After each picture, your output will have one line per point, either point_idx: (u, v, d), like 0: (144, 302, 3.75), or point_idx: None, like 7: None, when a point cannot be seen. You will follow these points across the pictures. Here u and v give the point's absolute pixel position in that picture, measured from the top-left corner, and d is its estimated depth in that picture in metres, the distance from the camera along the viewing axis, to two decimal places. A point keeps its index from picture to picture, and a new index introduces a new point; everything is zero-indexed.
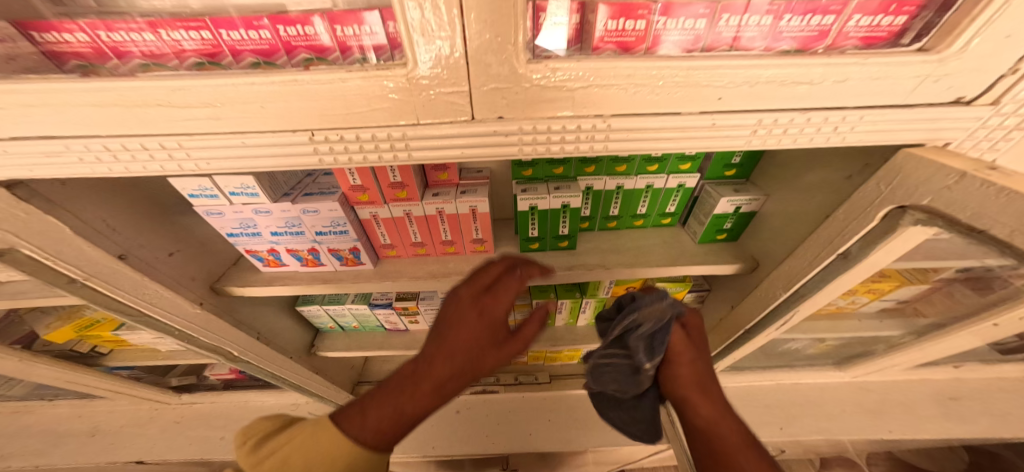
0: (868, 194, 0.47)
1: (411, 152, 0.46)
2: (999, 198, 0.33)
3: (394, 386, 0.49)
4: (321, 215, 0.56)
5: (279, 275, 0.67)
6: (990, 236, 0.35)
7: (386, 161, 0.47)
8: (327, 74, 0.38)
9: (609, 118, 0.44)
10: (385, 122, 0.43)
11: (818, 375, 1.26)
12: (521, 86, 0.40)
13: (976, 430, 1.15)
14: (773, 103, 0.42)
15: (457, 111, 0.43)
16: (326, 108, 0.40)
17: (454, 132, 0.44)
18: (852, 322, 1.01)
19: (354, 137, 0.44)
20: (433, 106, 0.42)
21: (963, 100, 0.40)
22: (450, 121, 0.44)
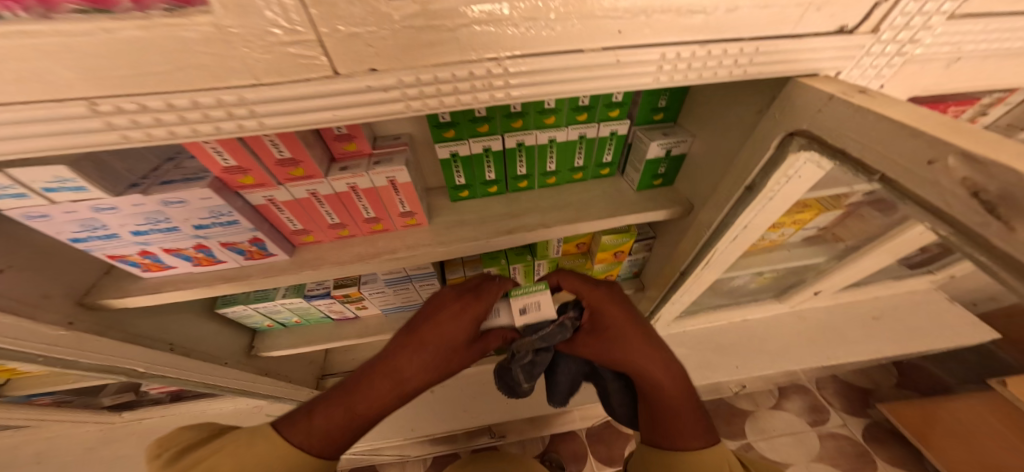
0: (767, 125, 0.51)
1: (263, 121, 0.36)
2: (875, 125, 0.36)
3: (305, 413, 0.51)
4: (192, 206, 0.46)
5: (169, 280, 0.58)
6: (851, 157, 0.40)
7: (228, 133, 0.36)
8: (84, 20, 0.26)
9: (505, 60, 0.38)
10: (193, 85, 0.32)
11: (761, 309, 1.32)
12: (388, 28, 0.32)
13: (888, 344, 1.29)
14: (671, 35, 0.40)
15: (314, 70, 0.34)
16: (113, 71, 0.29)
17: (317, 94, 0.35)
18: (783, 252, 1.09)
19: (160, 106, 0.32)
20: (276, 63, 0.32)
21: (845, 29, 0.44)
22: (303, 80, 0.34)
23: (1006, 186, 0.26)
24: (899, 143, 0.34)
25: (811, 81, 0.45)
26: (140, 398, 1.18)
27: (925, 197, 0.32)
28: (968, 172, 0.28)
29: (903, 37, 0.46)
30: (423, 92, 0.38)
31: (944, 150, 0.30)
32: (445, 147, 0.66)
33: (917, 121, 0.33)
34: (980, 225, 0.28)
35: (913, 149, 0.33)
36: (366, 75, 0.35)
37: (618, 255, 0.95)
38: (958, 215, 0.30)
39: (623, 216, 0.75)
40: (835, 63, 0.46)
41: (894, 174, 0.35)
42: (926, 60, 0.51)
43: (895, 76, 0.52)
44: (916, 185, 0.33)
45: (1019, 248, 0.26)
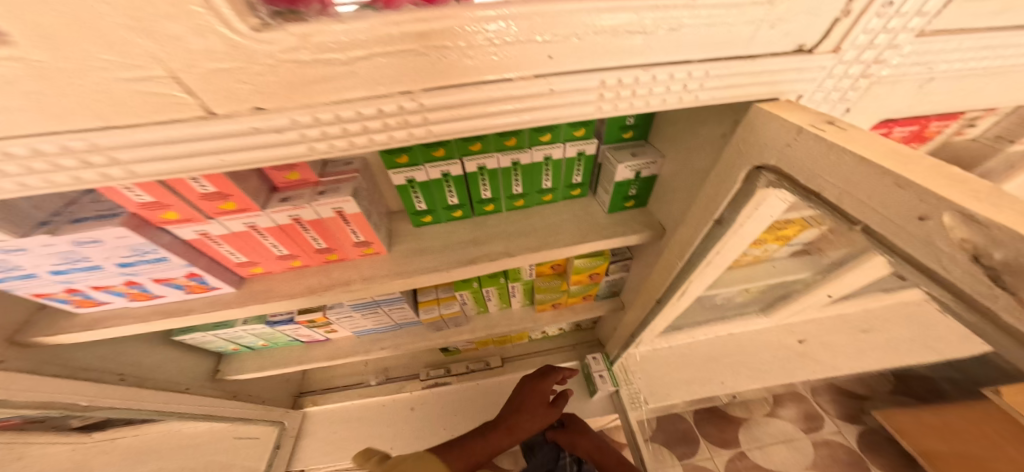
0: (736, 154, 0.48)
1: (135, 168, 0.33)
2: (853, 167, 0.32)
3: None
4: (111, 246, 0.43)
5: (107, 316, 0.55)
6: (826, 201, 0.36)
7: (119, 180, 0.33)
8: None
9: (420, 95, 0.34)
10: (88, 126, 0.29)
11: (743, 321, 1.30)
12: (264, 64, 0.28)
13: (880, 358, 1.28)
14: (609, 61, 0.37)
15: (183, 109, 0.29)
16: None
17: (195, 134, 0.31)
18: (766, 267, 1.11)
19: (23, 151, 0.29)
20: (145, 102, 0.28)
21: (804, 48, 0.41)
22: (173, 121, 0.30)
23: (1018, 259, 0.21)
24: (886, 190, 0.29)
25: (776, 109, 0.42)
26: None
27: (921, 254, 0.27)
28: (962, 234, 0.24)
29: (869, 57, 0.43)
30: (326, 132, 0.34)
31: (936, 206, 0.25)
32: (401, 174, 0.62)
33: (901, 164, 0.28)
34: (985, 294, 0.24)
35: (901, 201, 0.28)
36: (251, 115, 0.31)
37: (593, 277, 0.93)
38: (954, 280, 0.25)
39: (592, 242, 0.72)
40: (804, 84, 0.44)
41: (878, 225, 0.30)
42: (896, 79, 0.47)
43: (878, 97, 0.50)
44: (895, 238, 0.29)
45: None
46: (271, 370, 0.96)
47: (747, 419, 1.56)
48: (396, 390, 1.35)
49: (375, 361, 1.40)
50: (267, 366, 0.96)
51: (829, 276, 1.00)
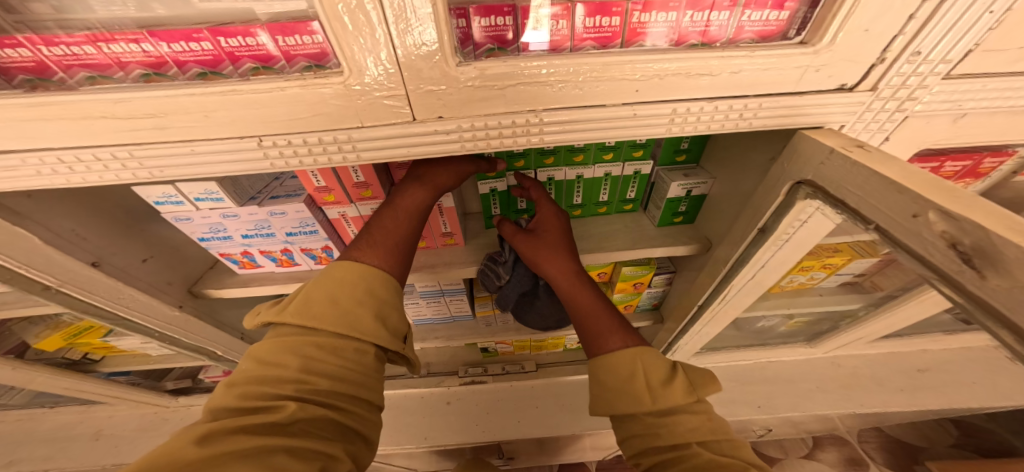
0: (779, 172, 0.57)
1: (360, 153, 0.47)
2: (866, 179, 0.41)
3: (358, 241, 0.59)
4: (289, 217, 0.58)
5: (255, 277, 0.70)
6: (848, 208, 0.45)
7: (336, 163, 0.47)
8: (265, 83, 0.38)
9: (541, 112, 0.48)
10: (328, 126, 0.44)
11: (789, 351, 1.32)
12: (454, 87, 0.43)
13: (937, 398, 1.24)
14: (683, 94, 0.49)
15: (400, 116, 0.45)
16: (269, 116, 0.41)
17: (397, 133, 0.46)
18: (811, 297, 1.13)
19: (301, 142, 0.44)
20: (374, 110, 0.43)
21: (846, 86, 0.50)
22: (389, 124, 0.45)
23: (977, 241, 0.29)
24: (888, 196, 0.38)
25: (817, 134, 0.51)
26: (194, 385, 1.34)
27: (914, 245, 0.36)
28: (940, 226, 0.33)
29: (902, 94, 0.51)
30: (473, 136, 0.49)
31: (924, 206, 0.34)
32: (486, 185, 0.76)
33: (906, 178, 0.38)
34: (958, 272, 0.32)
35: (900, 204, 0.37)
36: (435, 122, 0.46)
37: (637, 285, 1.00)
38: (938, 263, 0.34)
39: (642, 249, 0.81)
40: (844, 115, 0.53)
41: (886, 224, 0.39)
42: (930, 115, 0.55)
43: (913, 129, 0.58)
44: (904, 235, 0.37)
45: (984, 293, 0.30)
46: None
47: (782, 459, 1.53)
48: (436, 383, 1.44)
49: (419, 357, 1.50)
50: None
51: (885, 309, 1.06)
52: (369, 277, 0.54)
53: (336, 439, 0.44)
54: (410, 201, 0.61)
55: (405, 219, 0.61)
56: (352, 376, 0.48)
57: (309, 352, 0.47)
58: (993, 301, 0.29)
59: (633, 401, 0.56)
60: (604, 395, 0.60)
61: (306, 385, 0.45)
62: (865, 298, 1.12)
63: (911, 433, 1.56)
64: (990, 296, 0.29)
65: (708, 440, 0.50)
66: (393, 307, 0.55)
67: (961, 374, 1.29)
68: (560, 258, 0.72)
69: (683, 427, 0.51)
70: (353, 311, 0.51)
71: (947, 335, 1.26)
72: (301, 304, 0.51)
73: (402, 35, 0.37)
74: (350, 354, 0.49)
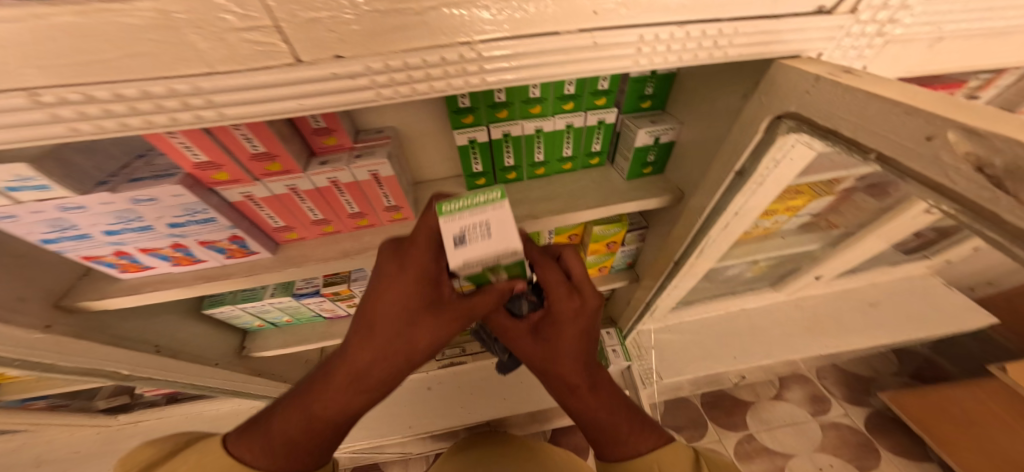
0: (754, 108, 0.49)
1: (223, 111, 0.35)
2: (862, 106, 0.34)
3: (253, 429, 0.43)
4: (164, 204, 0.45)
5: (152, 280, 0.58)
6: (842, 138, 0.38)
7: (192, 125, 0.35)
8: (17, 4, 0.25)
9: (478, 44, 0.37)
10: (155, 73, 0.31)
11: (756, 297, 1.35)
12: (343, 11, 0.31)
13: (886, 329, 1.32)
14: (647, 16, 0.39)
15: (276, 57, 0.32)
16: (42, 57, 0.28)
17: (275, 82, 0.33)
18: (778, 240, 1.12)
19: (112, 97, 0.31)
20: (230, 50, 0.31)
21: (824, 10, 0.42)
22: (264, 68, 0.33)
23: (1011, 159, 0.23)
24: (892, 121, 0.32)
25: (797, 61, 0.43)
26: (136, 400, 1.21)
27: (926, 174, 0.30)
28: (962, 147, 0.26)
29: (883, 17, 0.44)
30: (393, 80, 0.37)
31: (942, 125, 0.27)
32: (465, 135, 0.65)
33: (911, 96, 0.31)
34: (986, 200, 0.25)
35: (908, 126, 0.30)
36: (330, 62, 0.34)
37: (610, 246, 0.94)
38: (960, 191, 0.27)
39: (615, 205, 0.74)
40: (823, 42, 0.44)
41: (890, 151, 0.32)
42: (908, 40, 0.49)
43: (895, 55, 0.51)
44: (910, 161, 0.31)
45: (1015, 221, 0.24)
46: (294, 345, 0.98)
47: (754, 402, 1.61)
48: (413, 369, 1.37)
49: None
50: (290, 342, 0.98)
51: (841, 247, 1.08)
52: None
53: None
54: (370, 367, 0.44)
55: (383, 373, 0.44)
56: None
57: None
58: None
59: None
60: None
61: None
62: (825, 239, 1.13)
63: (864, 364, 1.67)
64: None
65: None
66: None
67: (908, 304, 1.36)
68: (565, 358, 0.51)
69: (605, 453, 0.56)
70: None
71: (894, 267, 1.33)
72: None
73: None
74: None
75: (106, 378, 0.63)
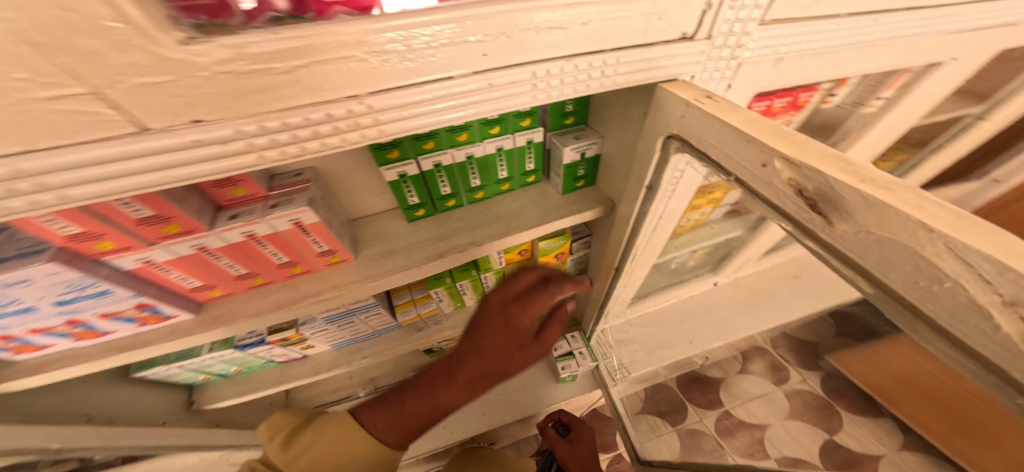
0: (650, 127, 0.52)
1: (64, 191, 0.30)
2: (721, 132, 0.37)
3: None
4: (43, 284, 0.41)
5: (55, 359, 0.54)
6: (712, 159, 0.40)
7: (38, 209, 0.30)
8: None
9: (365, 97, 0.36)
10: None
11: (701, 283, 1.38)
12: (200, 77, 0.29)
13: None
14: (533, 55, 0.40)
15: (108, 127, 0.29)
16: None
17: (134, 152, 0.30)
18: (707, 230, 1.15)
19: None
20: (61, 124, 0.27)
21: (686, 36, 0.43)
22: (100, 140, 0.29)
23: (820, 187, 0.28)
24: (736, 145, 0.36)
25: (676, 85, 0.45)
26: None
27: (762, 192, 0.35)
28: (788, 174, 0.31)
29: (732, 43, 0.45)
30: (275, 139, 0.35)
31: (774, 154, 0.32)
32: (393, 170, 0.64)
33: (752, 126, 0.35)
34: (807, 220, 0.31)
35: (748, 153, 0.34)
36: (189, 127, 0.31)
37: (559, 257, 0.96)
38: (788, 210, 0.33)
39: (553, 221, 0.76)
40: (692, 66, 0.45)
41: (741, 175, 0.36)
42: (757, 61, 0.49)
43: (749, 76, 0.51)
44: (755, 185, 0.35)
45: (835, 240, 0.29)
46: (249, 394, 0.94)
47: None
48: None
49: (361, 373, 1.37)
50: (245, 390, 0.95)
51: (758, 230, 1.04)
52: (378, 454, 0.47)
53: None
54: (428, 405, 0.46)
55: (409, 430, 0.47)
56: None
57: None
58: (846, 245, 0.28)
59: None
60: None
61: None
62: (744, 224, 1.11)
63: None
64: (839, 239, 0.29)
65: None
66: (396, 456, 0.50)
67: None
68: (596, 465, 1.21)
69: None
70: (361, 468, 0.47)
71: None
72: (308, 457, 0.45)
73: None
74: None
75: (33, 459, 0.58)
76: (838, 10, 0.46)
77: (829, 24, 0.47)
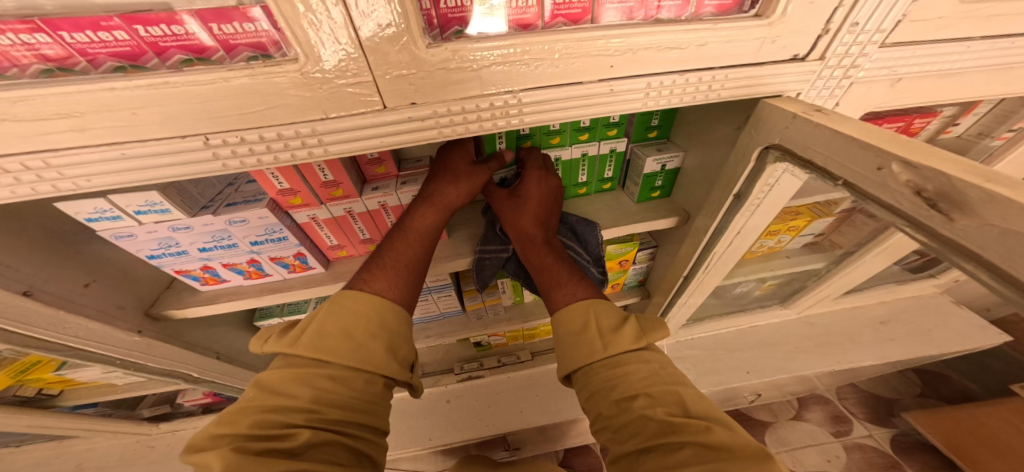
0: (746, 140, 0.55)
1: (327, 147, 0.43)
2: (829, 140, 0.40)
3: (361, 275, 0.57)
4: (251, 225, 0.54)
5: (222, 292, 0.66)
6: (818, 167, 0.42)
7: (301, 159, 0.43)
8: (201, 74, 0.34)
9: (519, 93, 0.46)
10: (288, 119, 0.40)
11: (767, 315, 1.22)
12: (426, 71, 0.41)
13: (906, 348, 1.17)
14: (655, 69, 0.48)
15: (369, 104, 0.42)
16: (214, 109, 0.37)
17: (367, 124, 0.43)
18: (782, 260, 1.05)
19: (255, 138, 0.40)
20: (340, 100, 0.40)
21: (798, 57, 0.48)
22: (358, 114, 0.42)
23: (941, 187, 0.29)
24: (843, 153, 0.38)
25: (780, 102, 0.49)
26: (174, 410, 1.25)
27: (882, 198, 0.35)
28: (905, 176, 0.32)
29: (847, 63, 0.49)
30: (452, 120, 0.46)
31: (889, 157, 0.33)
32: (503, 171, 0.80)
33: (867, 134, 0.36)
34: (925, 217, 0.31)
35: (861, 160, 0.36)
36: (408, 108, 0.43)
37: (623, 263, 1.00)
38: (905, 211, 0.33)
39: (626, 224, 0.82)
40: (798, 84, 0.50)
41: (852, 179, 0.38)
42: (870, 82, 0.53)
43: (861, 95, 0.55)
44: (870, 189, 0.36)
45: (956, 236, 0.29)
46: None
47: (774, 422, 1.58)
48: (433, 382, 1.41)
49: None
50: None
51: (842, 265, 1.00)
52: (381, 309, 0.53)
53: (352, 465, 0.42)
54: (422, 224, 0.61)
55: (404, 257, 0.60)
56: (363, 405, 0.47)
57: (319, 382, 0.46)
58: (967, 243, 0.29)
59: (586, 352, 0.57)
60: (565, 346, 0.60)
61: (319, 415, 0.43)
62: (828, 257, 1.05)
63: (883, 385, 1.65)
64: (961, 238, 0.29)
65: (665, 387, 0.49)
66: (403, 339, 0.54)
67: None
68: None
69: (635, 377, 0.52)
70: (366, 344, 0.49)
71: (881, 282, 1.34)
72: (309, 335, 0.49)
73: (361, 15, 0.34)
74: (360, 385, 0.48)
75: (179, 379, 0.71)
76: (972, 33, 0.48)
77: (957, 45, 0.48)
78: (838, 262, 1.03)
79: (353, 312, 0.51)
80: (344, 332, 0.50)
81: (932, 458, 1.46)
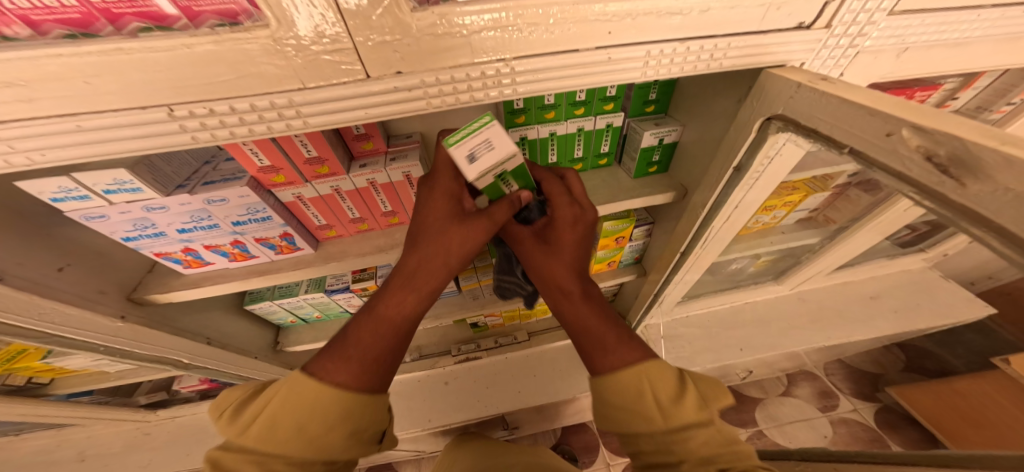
0: (748, 111, 0.53)
1: (306, 119, 0.41)
2: (836, 108, 0.38)
3: (333, 349, 0.46)
4: (231, 204, 0.51)
5: (207, 276, 0.64)
6: (824, 137, 0.41)
7: (280, 131, 0.41)
8: (161, 41, 0.31)
9: (512, 61, 0.44)
10: (262, 90, 0.37)
11: (760, 292, 1.23)
12: (411, 36, 0.38)
13: (894, 324, 1.19)
14: (653, 36, 0.45)
15: (350, 73, 0.39)
16: (178, 78, 0.34)
17: (349, 94, 0.40)
18: (777, 237, 1.05)
19: (226, 109, 0.37)
20: (318, 69, 0.37)
21: (803, 25, 0.46)
22: (339, 83, 0.39)
23: (954, 150, 0.28)
24: (851, 120, 0.37)
25: (784, 71, 0.47)
26: (171, 397, 1.23)
27: (890, 165, 0.34)
28: (915, 140, 0.31)
29: (854, 31, 0.47)
30: (441, 90, 0.44)
31: (899, 123, 0.32)
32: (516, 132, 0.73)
33: (877, 101, 0.35)
34: (935, 184, 0.30)
35: (870, 126, 0.35)
36: (393, 77, 0.40)
37: (618, 240, 1.00)
38: (914, 177, 0.32)
39: (623, 200, 0.80)
40: (803, 53, 0.48)
41: (859, 146, 0.36)
42: (877, 51, 0.51)
43: (865, 66, 0.53)
44: (878, 156, 0.35)
45: (967, 201, 0.28)
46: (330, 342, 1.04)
47: (763, 398, 1.63)
48: (430, 364, 1.42)
49: None
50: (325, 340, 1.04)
51: (835, 241, 1.00)
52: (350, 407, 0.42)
53: None
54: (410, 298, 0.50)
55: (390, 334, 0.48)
56: None
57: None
58: (977, 209, 0.27)
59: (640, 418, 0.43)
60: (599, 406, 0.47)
61: None
62: (822, 233, 1.05)
63: (869, 360, 1.69)
64: (972, 203, 0.28)
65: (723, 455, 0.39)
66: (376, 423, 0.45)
67: None
68: None
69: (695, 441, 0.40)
70: (326, 441, 0.41)
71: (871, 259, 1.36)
72: (259, 427, 0.40)
73: None
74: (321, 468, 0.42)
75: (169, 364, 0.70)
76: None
77: (967, 13, 0.47)
78: (832, 238, 1.02)
79: (312, 406, 0.41)
80: (298, 429, 0.40)
81: (913, 429, 1.52)
